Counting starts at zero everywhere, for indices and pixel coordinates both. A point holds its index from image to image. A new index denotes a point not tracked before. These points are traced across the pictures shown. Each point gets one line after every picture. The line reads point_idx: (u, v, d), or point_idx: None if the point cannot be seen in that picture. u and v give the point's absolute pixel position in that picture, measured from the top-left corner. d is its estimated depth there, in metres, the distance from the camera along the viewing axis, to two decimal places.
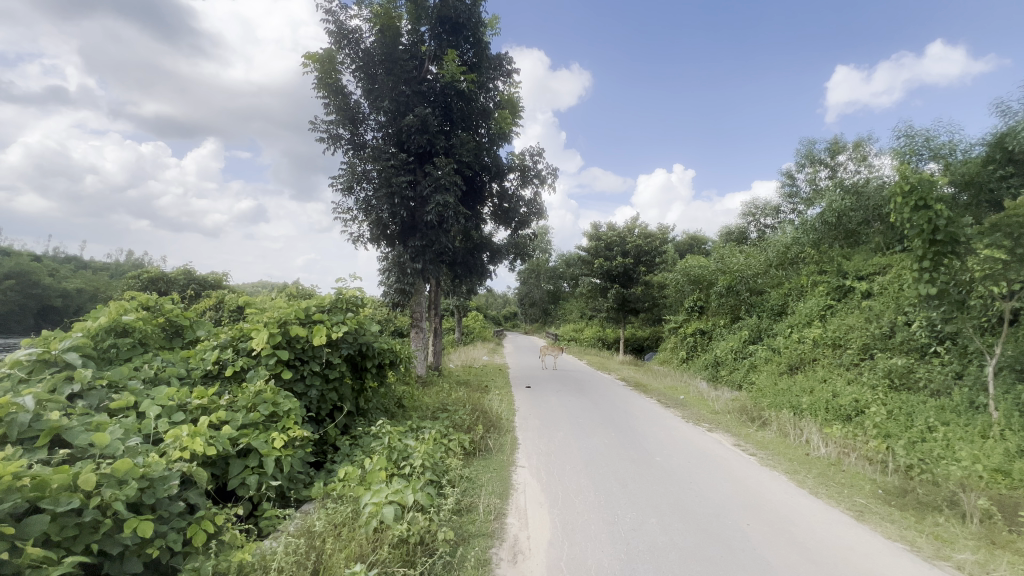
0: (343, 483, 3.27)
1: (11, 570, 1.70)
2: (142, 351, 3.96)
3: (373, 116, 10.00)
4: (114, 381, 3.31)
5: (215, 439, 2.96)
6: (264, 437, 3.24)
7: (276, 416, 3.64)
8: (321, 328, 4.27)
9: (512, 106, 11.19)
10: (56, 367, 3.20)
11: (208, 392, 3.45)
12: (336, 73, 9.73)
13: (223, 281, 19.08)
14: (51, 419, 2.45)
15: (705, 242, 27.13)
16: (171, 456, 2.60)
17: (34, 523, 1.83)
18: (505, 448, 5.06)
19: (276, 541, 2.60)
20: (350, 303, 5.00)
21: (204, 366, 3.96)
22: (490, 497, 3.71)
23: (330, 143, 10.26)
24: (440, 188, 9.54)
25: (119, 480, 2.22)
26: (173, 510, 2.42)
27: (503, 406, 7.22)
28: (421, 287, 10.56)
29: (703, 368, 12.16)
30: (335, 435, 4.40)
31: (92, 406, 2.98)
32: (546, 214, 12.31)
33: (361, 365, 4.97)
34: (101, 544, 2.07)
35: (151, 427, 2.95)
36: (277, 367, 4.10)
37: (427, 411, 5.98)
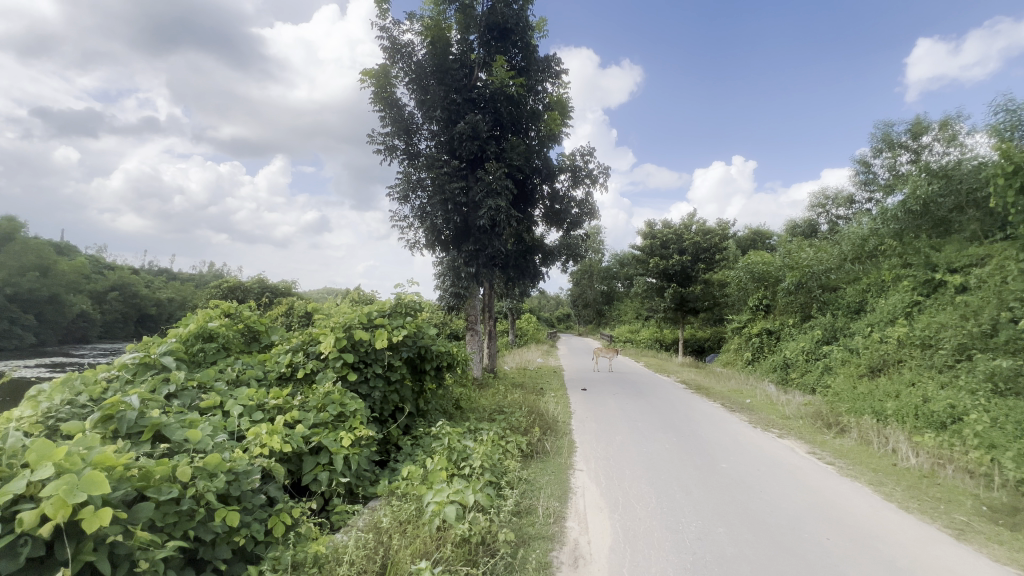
0: (407, 481, 3.38)
1: (125, 551, 1.90)
2: (225, 355, 4.32)
3: (426, 126, 10.33)
4: (202, 382, 3.64)
5: (290, 437, 3.17)
6: (333, 436, 3.42)
7: (343, 416, 3.83)
8: (382, 332, 4.46)
9: (562, 107, 11.16)
10: (155, 369, 3.57)
11: (283, 393, 3.70)
12: (390, 87, 10.14)
13: (291, 288, 20.49)
14: (153, 417, 2.73)
15: (770, 237, 25.61)
16: (253, 452, 2.82)
17: (141, 509, 2.03)
18: (563, 451, 5.02)
19: (347, 535, 2.74)
20: (409, 307, 5.17)
21: (279, 368, 4.26)
22: (549, 499, 3.70)
23: (387, 154, 10.70)
24: (492, 193, 9.68)
25: (210, 473, 2.45)
26: (256, 502, 2.62)
27: (560, 409, 7.19)
28: (475, 291, 10.74)
29: (771, 371, 11.47)
30: (397, 435, 4.57)
31: (185, 405, 3.29)
32: (598, 214, 12.16)
33: (421, 368, 5.13)
34: (196, 531, 2.27)
35: (235, 425, 3.21)
36: (343, 369, 4.32)
37: (484, 412, 6.07)
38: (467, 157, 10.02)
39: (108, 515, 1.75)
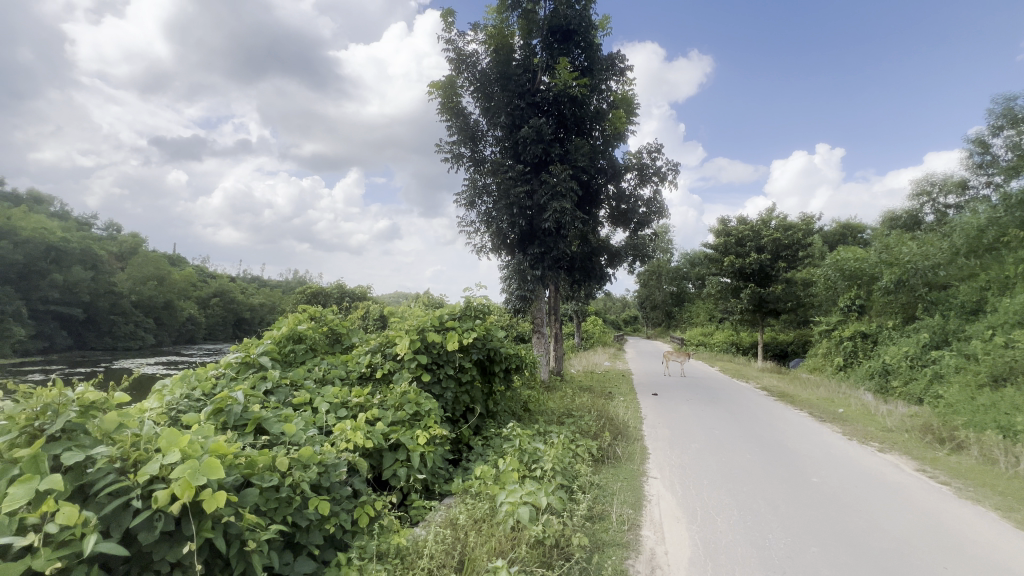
0: (480, 480, 3.45)
1: (236, 532, 2.11)
2: (312, 355, 4.68)
3: (491, 132, 10.56)
4: (294, 380, 3.97)
5: (371, 434, 3.36)
6: (409, 434, 3.57)
7: (418, 415, 4.01)
8: (453, 334, 4.61)
9: (627, 105, 10.93)
10: (254, 368, 3.95)
11: (364, 391, 3.93)
12: (456, 97, 10.47)
13: (366, 292, 21.79)
14: (254, 411, 3.02)
15: (862, 231, 23.34)
16: (339, 446, 3.03)
17: (248, 494, 2.24)
18: (635, 458, 4.88)
19: (425, 530, 2.86)
20: (478, 310, 5.29)
21: (360, 368, 4.54)
22: (622, 506, 3.62)
23: (454, 162, 11.06)
24: (557, 195, 9.65)
25: (304, 464, 2.67)
26: (343, 494, 2.81)
27: (630, 413, 7.01)
28: (541, 293, 10.76)
29: (867, 378, 10.42)
30: (469, 435, 4.69)
31: (280, 401, 3.60)
32: (667, 212, 11.74)
33: (490, 370, 5.23)
34: (293, 516, 2.47)
35: (323, 420, 3.46)
36: (418, 370, 4.50)
37: (552, 415, 6.07)
38: (532, 161, 10.10)
39: (223, 498, 1.96)
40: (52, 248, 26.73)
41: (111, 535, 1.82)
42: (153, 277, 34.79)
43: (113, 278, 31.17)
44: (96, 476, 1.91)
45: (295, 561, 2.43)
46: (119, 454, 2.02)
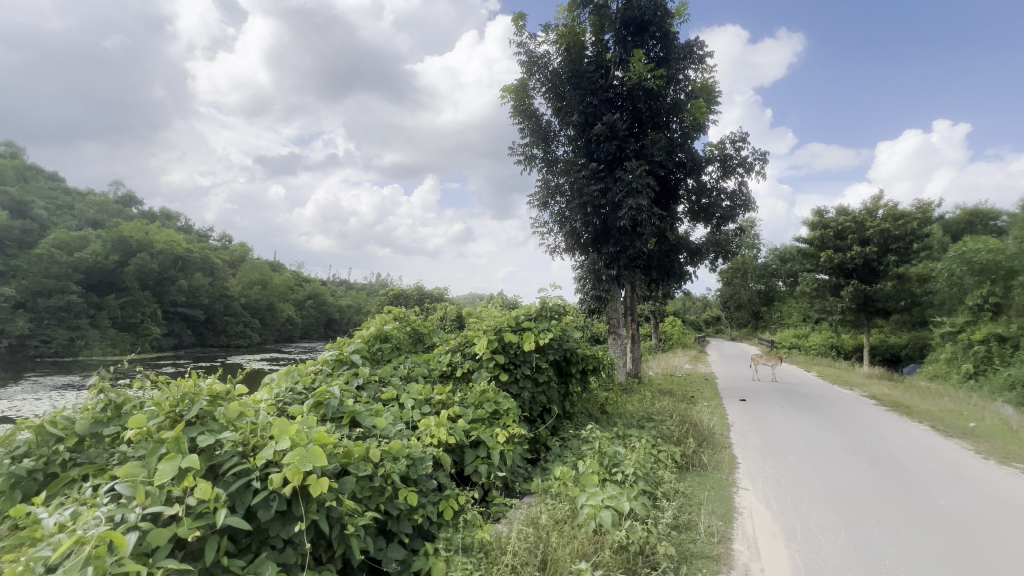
0: (560, 481, 3.44)
1: (337, 515, 2.29)
2: (397, 354, 4.95)
3: (563, 132, 10.53)
4: (382, 377, 4.22)
5: (454, 430, 3.48)
6: (489, 432, 3.66)
7: (497, 414, 4.09)
8: (530, 334, 4.64)
9: (707, 93, 10.37)
10: (347, 365, 4.26)
11: (446, 389, 4.08)
12: (528, 99, 10.56)
13: (444, 293, 22.73)
14: (349, 405, 3.26)
15: (996, 217, 20.15)
16: (424, 440, 3.17)
17: (346, 482, 2.42)
18: (723, 467, 4.60)
19: (508, 526, 2.91)
20: (554, 310, 5.29)
21: (441, 367, 4.71)
22: (710, 516, 3.42)
23: (527, 164, 11.17)
24: (633, 192, 9.39)
25: (394, 456, 2.83)
26: (430, 487, 2.94)
27: (715, 419, 6.62)
28: (617, 293, 10.51)
29: (1006, 389, 8.97)
30: (546, 436, 4.69)
31: (371, 396, 3.85)
32: (754, 205, 10.96)
33: (566, 370, 5.20)
34: (385, 505, 2.63)
35: (410, 416, 3.65)
36: (495, 369, 4.60)
37: (632, 418, 5.91)
38: (606, 158, 9.92)
39: (326, 485, 2.13)
40: (178, 258, 31.44)
41: (236, 510, 2.05)
42: (258, 282, 38.86)
43: (227, 284, 35.29)
44: (224, 457, 2.17)
45: (387, 547, 2.59)
46: (241, 439, 2.28)
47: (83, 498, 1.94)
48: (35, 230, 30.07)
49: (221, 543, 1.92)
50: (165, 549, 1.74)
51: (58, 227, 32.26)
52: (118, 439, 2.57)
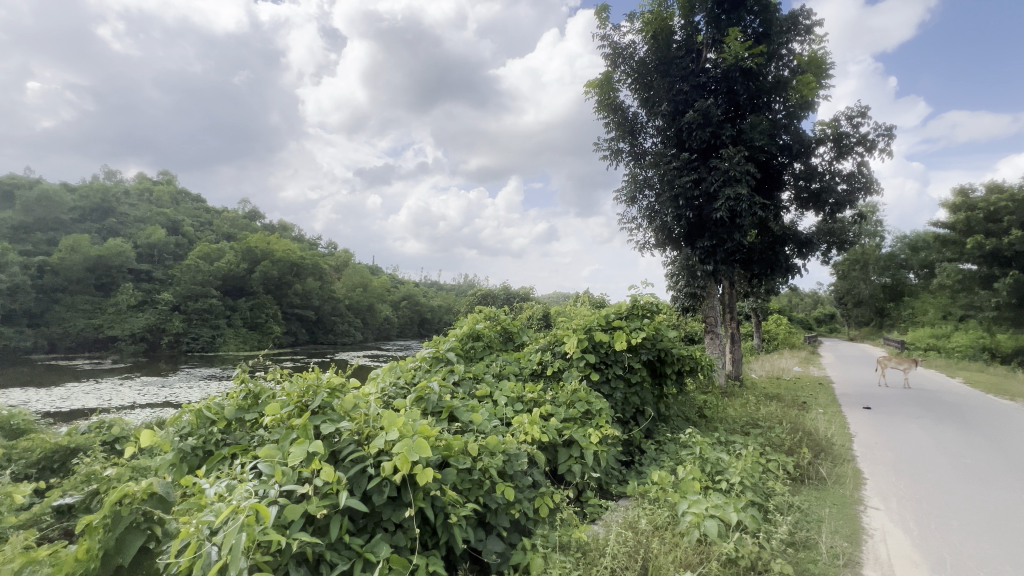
0: (659, 486, 3.31)
1: (441, 505, 2.43)
2: (489, 352, 5.08)
3: (651, 123, 10.15)
4: (476, 374, 4.37)
5: (546, 428, 3.49)
6: (582, 432, 3.61)
7: (590, 414, 4.03)
8: (621, 334, 4.52)
9: (816, 67, 9.37)
10: (442, 362, 4.47)
11: (538, 388, 4.11)
12: (613, 92, 10.32)
13: (529, 293, 23.02)
14: (447, 400, 3.43)
15: None
16: (518, 437, 3.22)
17: (448, 473, 2.54)
18: (846, 481, 4.13)
19: (605, 529, 2.88)
20: (646, 309, 5.09)
21: (532, 365, 4.75)
22: (832, 536, 3.06)
23: (613, 159, 10.94)
24: (730, 181, 8.76)
25: (491, 451, 2.91)
26: (525, 483, 3.00)
27: (832, 428, 5.95)
28: (713, 290, 9.94)
29: None
30: (640, 438, 4.55)
31: (466, 392, 4.00)
32: (878, 187, 9.66)
33: (661, 371, 4.99)
34: (484, 497, 2.72)
35: (503, 413, 3.73)
36: (586, 369, 4.55)
37: (734, 423, 5.51)
38: (699, 147, 9.37)
39: (430, 475, 2.25)
40: (294, 265, 35.50)
41: (355, 493, 2.25)
42: (361, 284, 42.39)
43: (335, 287, 38.97)
44: (342, 444, 2.40)
45: (487, 539, 2.68)
46: (356, 429, 2.49)
47: (233, 473, 2.26)
48: (186, 245, 35.76)
49: (342, 521, 2.12)
50: (299, 523, 1.96)
51: (202, 241, 38.02)
52: (257, 424, 2.95)
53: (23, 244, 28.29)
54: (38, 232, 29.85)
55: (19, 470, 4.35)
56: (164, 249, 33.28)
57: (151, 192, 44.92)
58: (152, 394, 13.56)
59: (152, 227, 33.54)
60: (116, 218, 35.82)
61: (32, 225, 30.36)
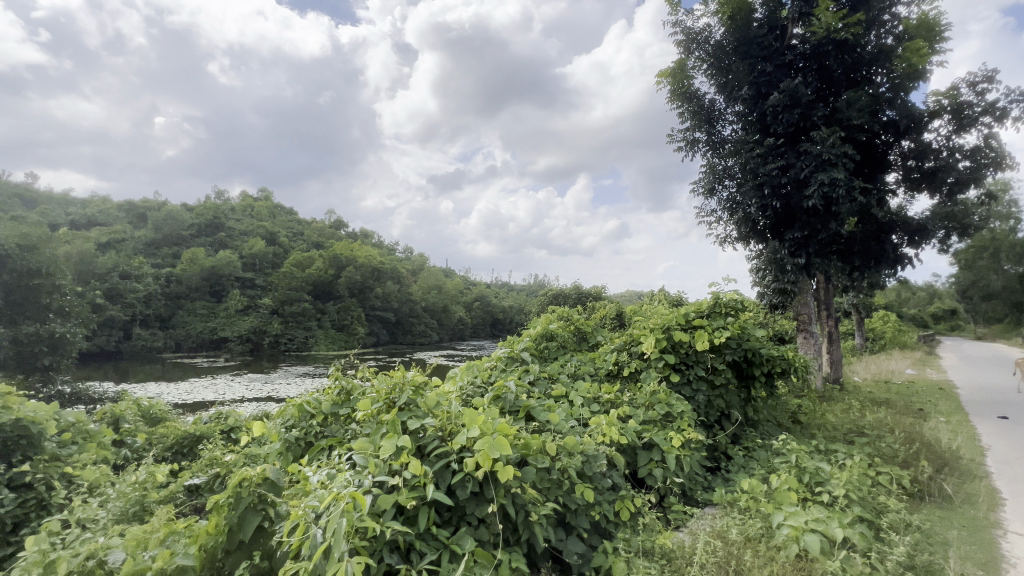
0: (751, 495, 3.11)
1: (522, 502, 2.46)
2: (564, 352, 5.06)
3: (731, 109, 9.57)
4: (551, 373, 4.38)
5: (625, 430, 3.41)
6: (663, 434, 3.49)
7: (670, 417, 3.88)
8: (703, 333, 4.30)
9: (926, 31, 8.30)
10: (517, 362, 4.52)
11: (615, 389, 4.03)
12: (687, 80, 9.87)
13: (601, 292, 22.67)
14: (524, 400, 3.47)
15: None
16: (597, 438, 3.17)
17: (527, 472, 2.57)
18: (979, 502, 3.60)
19: (691, 537, 2.77)
20: (730, 306, 4.80)
21: (607, 365, 4.64)
22: (961, 562, 2.69)
23: (688, 150, 10.48)
24: (823, 165, 8.03)
25: (569, 452, 2.90)
26: (605, 485, 2.95)
27: (958, 439, 5.22)
28: (806, 285, 9.16)
29: None
30: (726, 444, 4.29)
31: (542, 392, 4.01)
32: (1011, 161, 8.33)
33: (748, 373, 4.69)
34: (563, 498, 2.72)
35: (580, 413, 3.70)
36: (666, 370, 4.39)
37: (836, 430, 5.02)
38: (786, 131, 8.68)
39: (511, 473, 2.29)
40: (374, 270, 37.78)
41: (440, 487, 2.36)
42: (435, 287, 44.06)
43: (411, 290, 40.83)
44: (428, 440, 2.51)
45: (567, 539, 2.67)
46: (439, 425, 2.60)
47: (333, 463, 2.46)
48: (283, 255, 39.40)
49: (429, 513, 2.22)
50: (390, 512, 2.08)
51: (296, 250, 41.68)
52: (349, 417, 3.17)
53: (154, 258, 32.75)
54: (165, 247, 34.46)
55: (158, 453, 5.05)
56: (264, 259, 36.94)
57: (253, 208, 50.05)
58: (258, 389, 15.11)
59: (254, 239, 37.38)
60: (225, 232, 40.34)
61: (161, 241, 35.08)
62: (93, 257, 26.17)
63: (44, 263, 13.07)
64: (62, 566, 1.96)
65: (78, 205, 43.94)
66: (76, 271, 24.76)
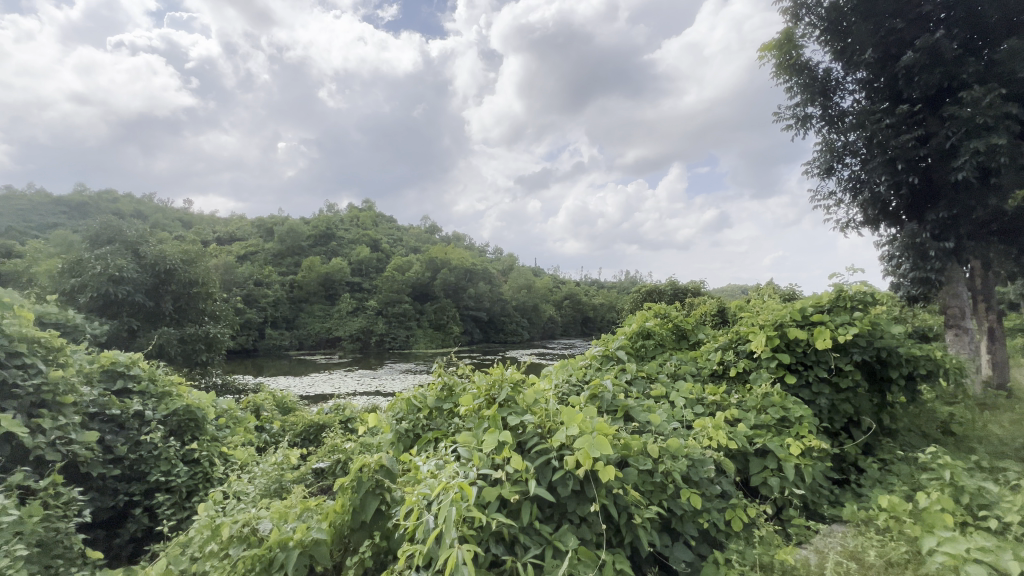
0: (891, 514, 2.74)
1: (624, 504, 2.41)
2: (662, 351, 4.84)
3: (851, 76, 8.48)
4: (649, 373, 4.21)
5: (734, 434, 3.19)
6: (779, 441, 3.20)
7: (786, 422, 3.54)
8: (824, 330, 3.86)
9: None
10: (613, 361, 4.42)
11: (721, 390, 3.77)
12: (797, 50, 8.94)
13: (700, 287, 21.39)
14: (622, 399, 3.38)
15: None
16: (702, 442, 3.00)
17: (629, 473, 2.51)
18: None
19: (818, 557, 2.50)
20: (857, 300, 4.26)
21: (711, 365, 4.34)
22: None
23: (799, 127, 9.50)
24: (977, 131, 6.79)
25: (673, 455, 2.78)
26: (714, 492, 2.77)
27: None
28: (957, 273, 7.88)
29: None
30: (857, 455, 3.81)
31: (640, 392, 3.88)
32: None
33: (882, 375, 4.13)
34: (668, 503, 2.60)
35: (683, 415, 3.53)
36: (780, 371, 4.03)
37: (1002, 445, 4.22)
38: (925, 94, 7.48)
39: (612, 473, 2.25)
40: (468, 272, 39.44)
41: (541, 483, 2.39)
42: (525, 286, 44.74)
43: (502, 290, 41.91)
44: (527, 436, 2.56)
45: (673, 545, 2.57)
46: (538, 423, 2.64)
47: (440, 454, 2.61)
48: (385, 260, 42.61)
49: (532, 508, 2.26)
50: (495, 504, 2.15)
51: (396, 256, 44.84)
52: (452, 412, 3.34)
53: (280, 267, 37.22)
54: (289, 257, 38.96)
55: (290, 438, 5.75)
56: (369, 265, 40.19)
57: (358, 218, 54.75)
58: (368, 384, 16.52)
59: (360, 247, 40.90)
60: (336, 242, 44.64)
61: (285, 252, 39.74)
62: (234, 267, 30.41)
63: (198, 275, 15.47)
64: (226, 530, 2.33)
65: (221, 225, 51.35)
66: (222, 280, 28.96)
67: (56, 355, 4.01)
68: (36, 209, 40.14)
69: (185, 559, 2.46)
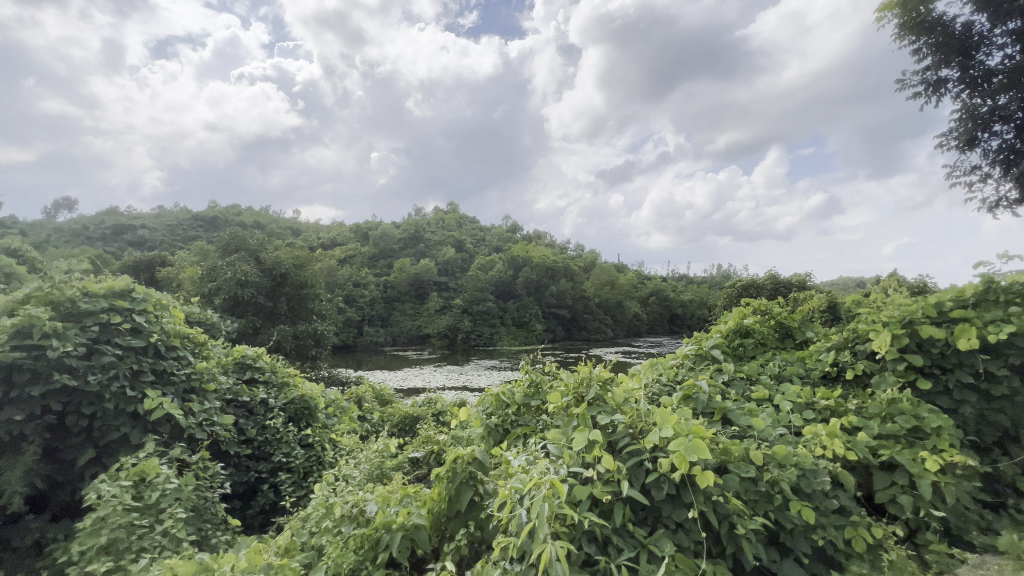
0: None
1: (725, 512, 2.27)
2: (764, 350, 4.46)
3: (998, 29, 7.23)
4: (749, 374, 3.91)
5: (853, 444, 2.85)
6: (911, 454, 2.81)
7: (920, 432, 3.09)
8: (968, 329, 3.32)
9: None
10: (707, 360, 4.16)
11: (836, 394, 3.39)
12: (924, 6, 7.80)
13: (805, 280, 19.47)
14: (719, 401, 3.18)
15: None
16: (815, 452, 2.73)
17: (729, 481, 2.36)
18: None
19: None
20: (1013, 293, 3.60)
21: (823, 367, 3.91)
22: None
23: (930, 94, 8.27)
24: None
25: (780, 463, 2.57)
26: (830, 507, 2.50)
27: None
28: None
29: None
30: (1016, 475, 3.23)
31: (739, 394, 3.62)
32: None
33: None
34: (775, 515, 2.41)
35: (790, 420, 3.23)
36: (910, 375, 3.52)
37: None
38: None
39: (711, 479, 2.13)
40: (550, 270, 39.62)
41: (633, 485, 2.33)
42: (608, 282, 43.82)
43: (585, 287, 41.43)
44: (618, 436, 2.50)
45: (782, 561, 2.37)
46: (629, 423, 2.57)
47: (530, 450, 2.65)
48: (470, 260, 44.09)
49: (625, 510, 2.22)
50: (586, 503, 2.13)
51: (480, 255, 46.22)
52: (540, 409, 3.37)
53: (376, 269, 40.04)
54: (383, 259, 41.77)
55: (389, 428, 6.19)
56: (455, 264, 41.81)
57: (443, 221, 57.28)
58: (456, 379, 17.21)
59: (446, 249, 42.74)
60: (424, 244, 47.03)
61: (379, 254, 42.71)
62: (336, 270, 33.32)
63: (307, 278, 17.19)
64: (339, 509, 2.59)
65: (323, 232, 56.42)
66: (327, 282, 31.84)
67: (200, 349, 4.72)
68: (180, 224, 47.04)
69: (305, 532, 2.76)
